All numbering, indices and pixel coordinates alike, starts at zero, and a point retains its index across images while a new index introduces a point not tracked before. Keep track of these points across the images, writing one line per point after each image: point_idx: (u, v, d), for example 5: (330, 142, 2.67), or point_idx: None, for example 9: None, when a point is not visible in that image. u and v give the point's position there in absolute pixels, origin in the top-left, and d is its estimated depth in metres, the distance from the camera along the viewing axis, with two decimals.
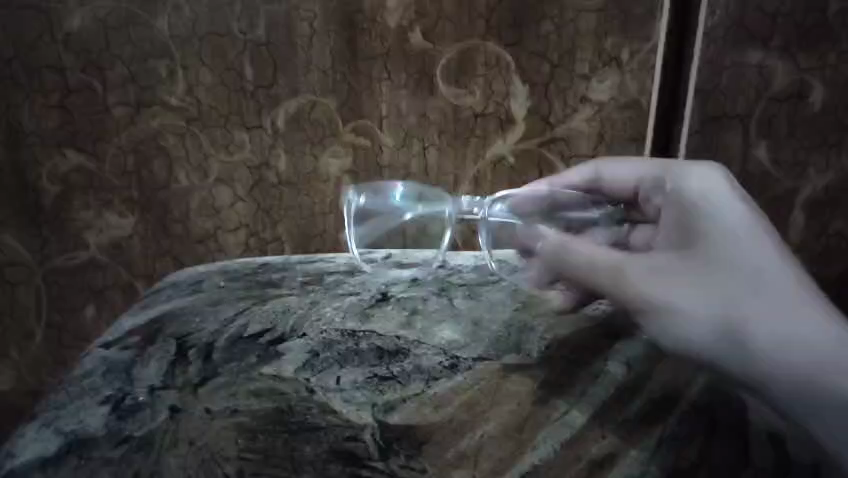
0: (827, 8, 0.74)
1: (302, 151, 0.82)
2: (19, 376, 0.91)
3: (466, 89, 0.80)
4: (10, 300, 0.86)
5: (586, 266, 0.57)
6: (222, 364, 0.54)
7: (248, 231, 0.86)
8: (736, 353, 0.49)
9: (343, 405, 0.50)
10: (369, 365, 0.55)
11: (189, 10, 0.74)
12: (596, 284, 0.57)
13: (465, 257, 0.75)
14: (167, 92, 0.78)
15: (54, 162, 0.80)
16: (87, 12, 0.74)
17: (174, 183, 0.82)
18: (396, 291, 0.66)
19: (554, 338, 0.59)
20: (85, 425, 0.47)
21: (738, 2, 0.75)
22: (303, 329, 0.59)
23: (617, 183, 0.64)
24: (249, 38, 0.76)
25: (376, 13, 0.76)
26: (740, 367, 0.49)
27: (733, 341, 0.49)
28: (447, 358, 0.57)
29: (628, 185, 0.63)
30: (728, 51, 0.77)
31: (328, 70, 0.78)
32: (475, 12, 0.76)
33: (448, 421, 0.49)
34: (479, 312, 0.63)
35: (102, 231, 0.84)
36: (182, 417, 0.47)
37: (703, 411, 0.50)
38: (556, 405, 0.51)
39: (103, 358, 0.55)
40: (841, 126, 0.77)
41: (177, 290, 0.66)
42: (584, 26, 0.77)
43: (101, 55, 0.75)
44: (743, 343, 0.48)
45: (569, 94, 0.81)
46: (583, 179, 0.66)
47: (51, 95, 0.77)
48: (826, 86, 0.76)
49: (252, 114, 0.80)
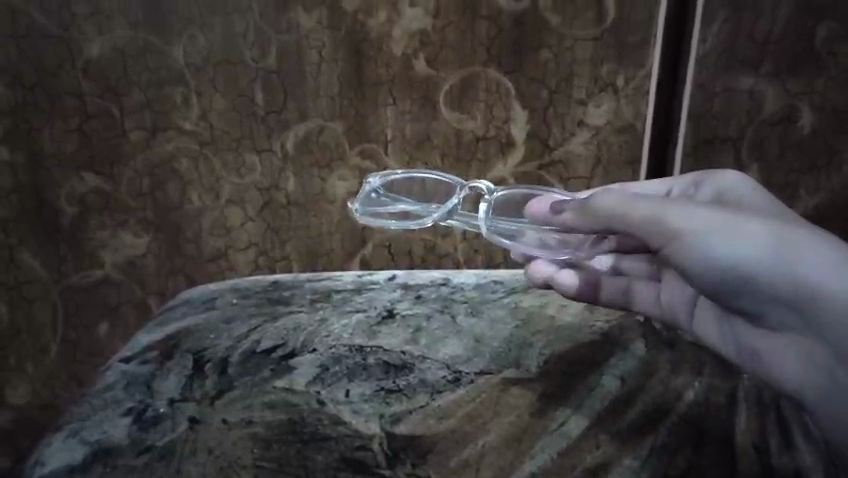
0: (816, 35, 0.78)
1: (310, 174, 0.85)
2: (33, 390, 0.93)
3: (468, 114, 0.83)
4: (27, 317, 0.89)
5: (621, 201, 0.49)
6: (237, 377, 0.58)
7: (257, 250, 0.89)
8: (787, 266, 0.42)
9: (353, 416, 0.53)
10: (376, 379, 0.59)
11: (203, 39, 0.78)
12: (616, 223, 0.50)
13: (467, 275, 0.75)
14: (182, 117, 0.81)
15: (72, 184, 0.83)
16: (106, 41, 0.77)
17: (187, 204, 0.86)
18: (401, 308, 0.69)
19: (552, 354, 0.62)
20: (109, 434, 0.52)
21: (729, 30, 0.79)
22: (313, 344, 0.63)
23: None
24: (260, 66, 0.79)
25: (382, 42, 0.79)
26: (790, 282, 0.42)
27: (786, 255, 0.42)
28: (450, 372, 0.60)
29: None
30: (719, 77, 0.82)
31: (336, 96, 0.81)
32: (477, 40, 0.80)
33: (452, 431, 0.52)
34: (481, 329, 0.66)
35: (117, 250, 0.87)
36: (201, 427, 0.52)
37: (693, 425, 0.54)
38: (554, 416, 0.54)
39: (124, 372, 0.59)
40: (829, 149, 0.83)
41: (191, 307, 0.69)
42: (581, 55, 0.80)
43: (119, 82, 0.79)
44: (785, 253, 0.42)
45: (567, 119, 0.84)
46: None
47: (70, 120, 0.80)
48: (815, 109, 0.81)
49: (263, 139, 0.83)
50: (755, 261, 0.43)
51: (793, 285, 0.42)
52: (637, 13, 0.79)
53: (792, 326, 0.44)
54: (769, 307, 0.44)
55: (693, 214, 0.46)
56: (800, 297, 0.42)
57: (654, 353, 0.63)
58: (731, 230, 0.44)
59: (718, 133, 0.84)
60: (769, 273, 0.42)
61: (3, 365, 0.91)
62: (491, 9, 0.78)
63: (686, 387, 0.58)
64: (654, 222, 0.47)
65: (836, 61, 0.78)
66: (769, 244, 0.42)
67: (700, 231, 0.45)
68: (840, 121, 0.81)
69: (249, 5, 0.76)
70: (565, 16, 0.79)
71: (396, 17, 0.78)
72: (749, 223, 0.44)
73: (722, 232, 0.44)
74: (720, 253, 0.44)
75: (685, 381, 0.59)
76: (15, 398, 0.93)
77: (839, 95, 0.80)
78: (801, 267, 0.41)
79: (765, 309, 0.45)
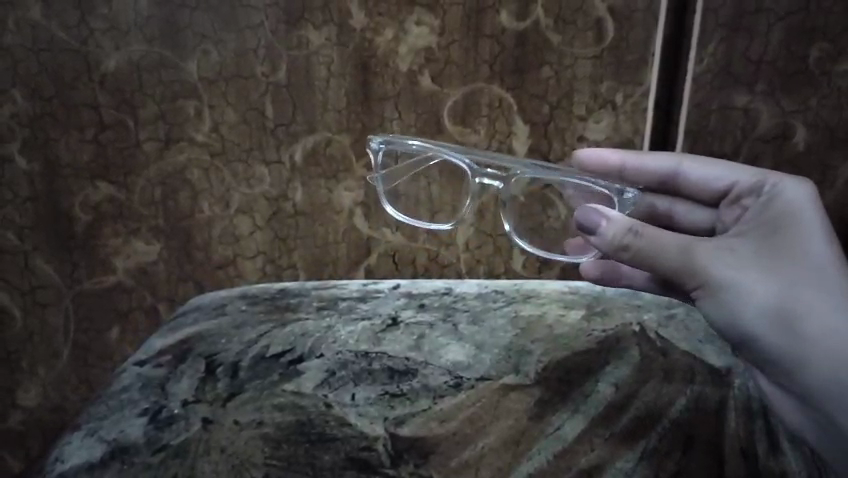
0: (809, 56, 0.80)
1: (315, 185, 0.88)
2: (44, 393, 0.95)
3: (471, 129, 0.86)
4: (40, 322, 0.92)
5: (654, 245, 0.56)
6: (247, 381, 0.60)
7: (265, 258, 0.92)
8: (785, 336, 0.53)
9: (359, 419, 0.57)
10: (381, 384, 0.61)
11: (216, 54, 0.80)
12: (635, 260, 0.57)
13: (468, 285, 0.77)
14: (194, 129, 0.84)
15: (87, 192, 0.86)
16: (123, 55, 0.80)
17: (197, 213, 0.88)
18: (405, 316, 0.71)
19: (550, 362, 0.64)
20: (125, 433, 0.55)
21: (724, 52, 0.81)
22: (320, 349, 0.65)
23: (698, 183, 0.65)
24: (270, 81, 0.82)
25: (388, 58, 0.82)
26: (786, 349, 0.53)
27: (785, 327, 0.53)
28: (451, 377, 0.62)
29: (715, 188, 0.64)
30: (715, 95, 0.83)
31: (343, 109, 0.84)
32: (480, 58, 0.82)
33: (453, 433, 0.56)
34: (482, 337, 0.68)
35: (129, 257, 0.90)
36: (213, 428, 0.55)
37: (683, 429, 0.57)
38: (551, 421, 0.58)
39: (138, 374, 0.62)
40: (823, 167, 0.85)
41: (202, 313, 0.72)
42: (581, 72, 0.83)
43: (134, 95, 0.82)
44: (794, 324, 0.53)
45: (567, 134, 0.86)
46: (662, 164, 0.66)
47: (86, 130, 0.83)
48: (808, 126, 0.83)
49: (272, 149, 0.85)
50: (761, 324, 0.54)
51: (786, 351, 0.53)
52: (637, 33, 0.81)
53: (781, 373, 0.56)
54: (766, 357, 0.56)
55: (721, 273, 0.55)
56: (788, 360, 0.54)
57: (648, 360, 0.65)
58: (746, 294, 0.54)
59: (714, 150, 0.86)
60: (770, 337, 0.54)
61: (16, 368, 0.94)
62: (494, 27, 0.81)
63: (678, 393, 0.61)
64: (677, 268, 0.56)
65: (829, 80, 0.81)
66: (772, 314, 0.53)
67: (721, 288, 0.55)
68: (833, 140, 0.83)
69: (261, 22, 0.79)
70: (565, 35, 0.81)
71: (402, 35, 0.81)
72: (763, 291, 0.54)
73: (740, 294, 0.54)
74: (732, 309, 0.55)
75: (678, 388, 0.61)
76: (26, 400, 0.96)
77: (831, 114, 0.82)
78: (794, 340, 0.53)
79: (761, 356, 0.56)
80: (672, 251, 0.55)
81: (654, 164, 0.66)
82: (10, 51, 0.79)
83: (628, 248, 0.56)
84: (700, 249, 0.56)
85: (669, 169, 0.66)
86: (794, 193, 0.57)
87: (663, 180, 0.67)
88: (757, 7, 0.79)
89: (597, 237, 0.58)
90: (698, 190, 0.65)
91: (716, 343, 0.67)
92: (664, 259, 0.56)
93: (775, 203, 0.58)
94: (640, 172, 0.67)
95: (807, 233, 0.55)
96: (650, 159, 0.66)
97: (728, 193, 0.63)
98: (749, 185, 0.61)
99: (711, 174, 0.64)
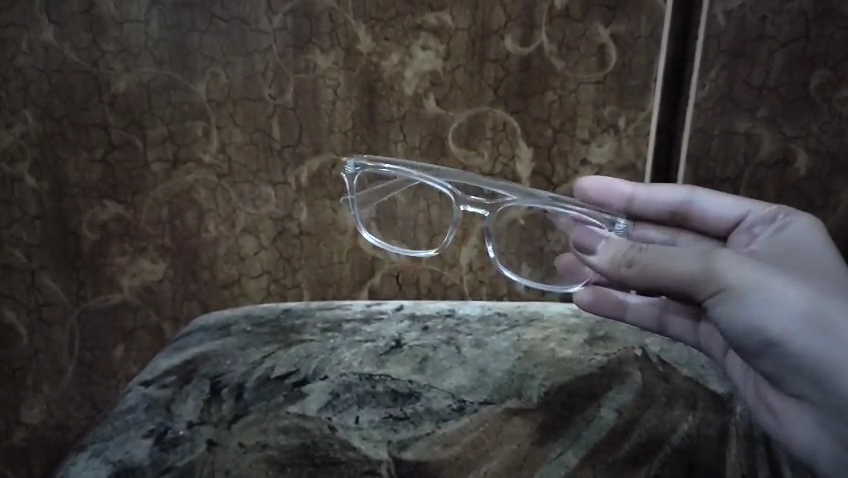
0: (810, 83, 0.82)
1: (321, 206, 0.89)
2: (49, 410, 0.96)
3: (475, 151, 0.87)
4: (45, 338, 0.92)
5: (662, 254, 0.54)
6: (253, 402, 0.61)
7: (270, 277, 0.92)
8: (817, 342, 0.48)
9: (362, 442, 0.57)
10: (384, 407, 0.62)
11: (225, 77, 0.82)
12: (646, 278, 0.54)
13: (472, 306, 0.79)
14: (202, 150, 0.85)
15: (95, 211, 0.87)
16: (133, 77, 0.81)
17: (203, 232, 0.89)
18: (409, 339, 0.72)
19: (552, 385, 0.65)
20: (131, 455, 0.55)
21: (726, 78, 0.83)
22: (324, 372, 0.66)
23: (712, 214, 0.65)
24: (278, 103, 0.83)
25: (394, 82, 0.83)
26: (817, 357, 0.48)
27: (818, 330, 0.48)
28: (455, 400, 0.63)
29: (727, 221, 0.64)
30: (718, 120, 0.85)
31: (349, 131, 0.85)
32: (485, 83, 0.83)
33: (456, 458, 0.56)
34: (485, 360, 0.69)
35: (135, 275, 0.90)
36: (218, 450, 0.56)
37: (685, 456, 0.57)
38: (553, 446, 0.58)
39: (144, 395, 0.62)
40: (826, 192, 0.87)
41: (207, 333, 0.72)
42: (585, 96, 0.84)
43: (143, 116, 0.83)
44: (827, 331, 0.48)
45: (570, 157, 0.87)
46: (676, 196, 0.66)
47: (95, 150, 0.84)
48: (810, 151, 0.85)
49: (278, 171, 0.86)
50: (789, 332, 0.48)
51: (816, 359, 0.48)
52: (639, 59, 0.83)
53: (811, 391, 0.50)
54: (791, 371, 0.51)
55: (741, 274, 0.50)
56: (819, 370, 0.49)
57: (650, 386, 0.65)
58: (772, 297, 0.49)
59: (716, 175, 0.87)
60: (800, 342, 0.48)
61: (20, 385, 0.94)
62: (499, 52, 0.82)
63: (680, 419, 0.61)
64: (690, 277, 0.52)
65: (831, 106, 0.83)
66: (805, 318, 0.48)
67: (742, 292, 0.50)
68: (835, 166, 0.85)
69: (269, 46, 0.81)
70: (569, 61, 0.82)
71: (408, 59, 0.82)
72: (794, 294, 0.49)
73: (766, 297, 0.49)
74: (757, 316, 0.49)
75: (680, 414, 0.62)
76: (29, 417, 0.96)
77: (833, 139, 0.85)
78: (828, 347, 0.48)
79: (783, 370, 0.51)
80: (683, 259, 0.52)
81: (666, 195, 0.66)
82: (21, 72, 0.80)
83: (632, 262, 0.55)
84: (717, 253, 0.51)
85: (682, 200, 0.65)
86: (801, 224, 0.57)
87: (675, 211, 0.66)
88: (758, 34, 0.80)
89: (599, 254, 0.59)
90: (708, 222, 0.65)
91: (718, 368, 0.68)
92: (680, 271, 0.52)
93: (781, 235, 0.58)
94: (653, 202, 0.66)
95: (819, 258, 0.54)
96: (664, 189, 0.66)
97: (739, 223, 0.63)
98: (761, 217, 0.61)
99: (726, 205, 0.64)
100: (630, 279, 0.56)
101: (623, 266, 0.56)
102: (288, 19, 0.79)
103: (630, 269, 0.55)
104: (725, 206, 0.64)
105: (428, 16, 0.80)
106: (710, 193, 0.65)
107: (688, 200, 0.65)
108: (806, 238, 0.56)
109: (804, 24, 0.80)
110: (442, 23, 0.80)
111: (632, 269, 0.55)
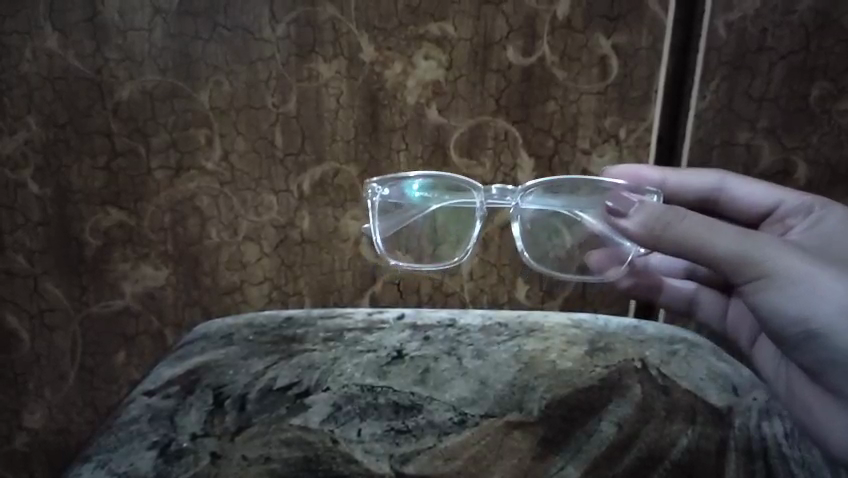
0: (810, 94, 0.83)
1: (323, 213, 0.89)
2: (50, 414, 0.96)
3: (477, 160, 0.87)
4: (47, 343, 0.93)
5: (707, 225, 0.53)
6: (255, 414, 0.62)
7: (271, 284, 0.93)
8: None
9: (364, 456, 0.58)
10: (386, 419, 0.63)
11: (228, 85, 0.82)
12: (686, 249, 0.54)
13: (473, 315, 0.78)
14: (205, 157, 0.85)
15: (97, 218, 0.87)
16: (136, 85, 0.81)
17: (205, 239, 0.89)
18: (411, 349, 0.72)
19: (552, 398, 0.66)
20: (136, 467, 0.55)
21: (727, 90, 0.83)
22: (326, 383, 0.67)
23: (742, 199, 0.71)
24: (281, 110, 0.83)
25: (396, 91, 0.83)
26: None
27: None
28: (456, 414, 0.64)
29: (757, 206, 0.70)
30: (718, 131, 0.85)
31: (351, 140, 0.85)
32: (486, 92, 0.84)
33: (457, 472, 0.58)
34: (486, 371, 0.69)
35: (138, 281, 0.91)
36: (223, 464, 0.57)
37: (684, 469, 0.58)
38: (554, 460, 0.59)
39: (148, 406, 0.62)
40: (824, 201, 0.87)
41: (210, 342, 0.72)
42: (585, 107, 0.84)
43: (146, 124, 0.83)
44: None
45: (571, 167, 0.88)
46: (707, 180, 0.71)
47: (98, 158, 0.84)
48: (809, 163, 0.85)
49: (281, 179, 0.87)
50: (831, 320, 0.51)
51: None
52: (640, 71, 0.83)
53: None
54: (830, 361, 0.54)
55: (787, 262, 0.52)
56: None
57: (650, 400, 0.65)
58: (816, 287, 0.51)
59: None
60: (840, 332, 0.51)
61: (22, 390, 0.95)
62: (501, 62, 0.82)
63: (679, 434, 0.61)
64: (733, 258, 0.53)
65: (830, 118, 0.83)
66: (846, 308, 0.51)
67: (785, 281, 0.52)
68: (833, 176, 0.85)
69: (272, 55, 0.81)
70: (570, 71, 0.83)
71: (410, 68, 0.82)
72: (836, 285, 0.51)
73: (810, 287, 0.51)
74: (799, 302, 0.52)
75: (679, 428, 0.62)
76: (31, 422, 0.96)
77: (833, 150, 0.85)
78: None
79: (819, 360, 0.55)
80: (729, 236, 0.53)
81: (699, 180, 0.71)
82: (25, 79, 0.80)
83: (670, 227, 0.54)
84: (761, 239, 0.53)
85: (715, 184, 0.71)
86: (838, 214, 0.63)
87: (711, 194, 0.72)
88: (759, 46, 0.81)
89: (633, 220, 0.57)
90: (739, 208, 0.72)
91: (717, 381, 0.68)
92: (723, 247, 0.53)
93: (819, 225, 0.64)
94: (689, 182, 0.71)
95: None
96: (697, 175, 0.71)
97: (769, 211, 0.70)
98: (794, 207, 0.67)
99: (758, 192, 0.70)
100: (668, 245, 0.55)
101: (660, 231, 0.55)
102: (291, 28, 0.80)
103: (670, 237, 0.54)
104: (759, 191, 0.70)
105: (430, 25, 0.80)
106: (739, 180, 0.71)
107: (720, 184, 0.71)
108: (839, 227, 0.62)
109: (805, 36, 0.80)
110: (444, 33, 0.81)
111: (672, 236, 0.54)
